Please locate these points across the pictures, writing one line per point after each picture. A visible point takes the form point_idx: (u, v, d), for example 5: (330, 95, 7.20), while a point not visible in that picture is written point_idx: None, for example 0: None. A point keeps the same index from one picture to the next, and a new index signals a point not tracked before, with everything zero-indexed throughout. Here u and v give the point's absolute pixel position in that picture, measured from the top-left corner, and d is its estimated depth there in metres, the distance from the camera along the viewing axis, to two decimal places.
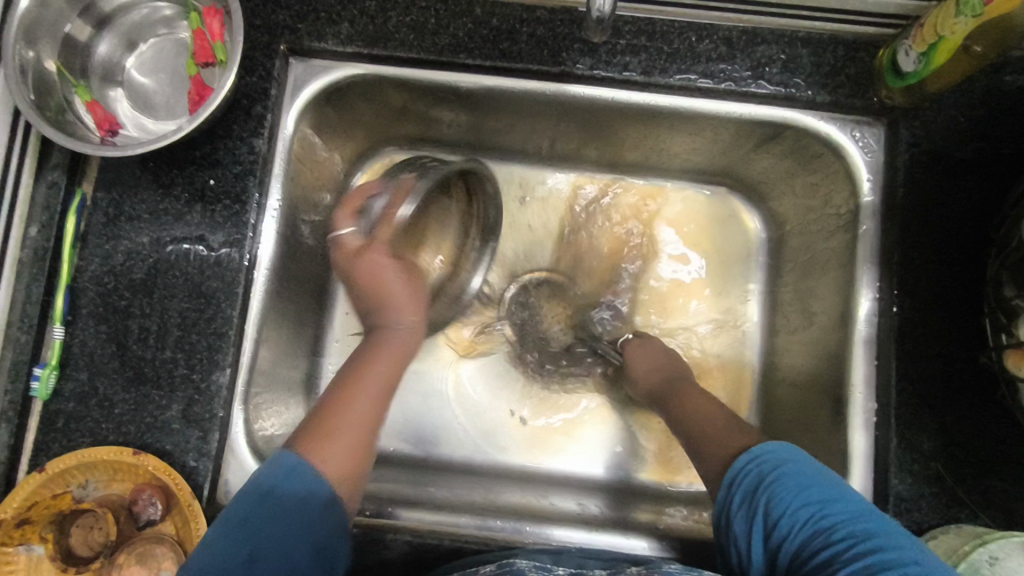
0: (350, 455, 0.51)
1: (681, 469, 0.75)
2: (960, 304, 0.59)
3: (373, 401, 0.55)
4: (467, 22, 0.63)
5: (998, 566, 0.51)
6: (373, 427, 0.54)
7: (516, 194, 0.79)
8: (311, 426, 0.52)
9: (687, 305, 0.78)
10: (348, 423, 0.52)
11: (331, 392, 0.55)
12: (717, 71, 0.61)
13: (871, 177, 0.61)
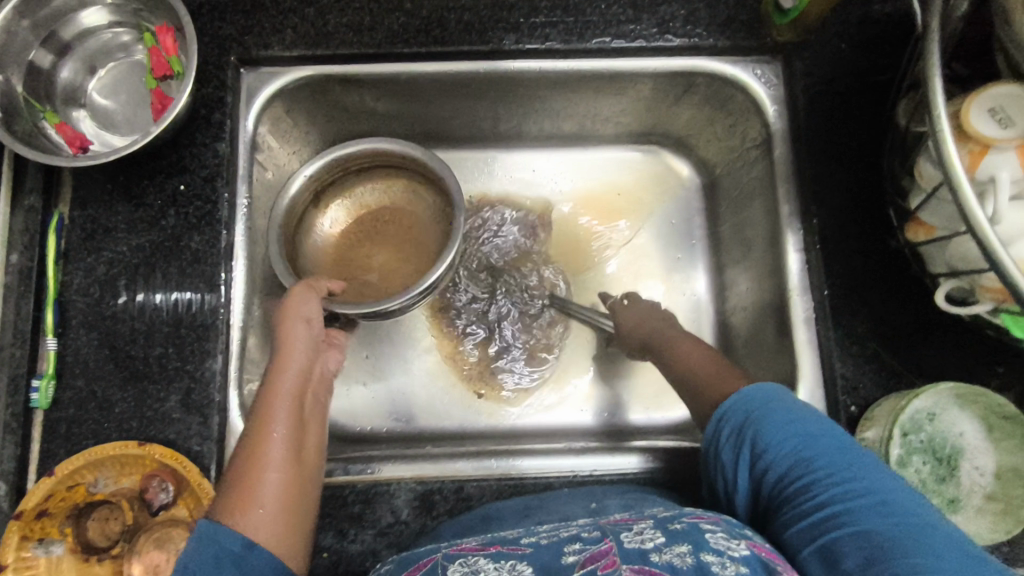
0: (279, 509, 0.46)
1: (660, 398, 0.77)
2: (869, 203, 0.62)
3: (288, 445, 0.49)
4: (401, 15, 0.65)
5: (937, 421, 0.56)
6: (297, 469, 0.49)
7: (472, 178, 0.83)
8: (226, 498, 0.46)
9: (641, 256, 0.82)
10: (267, 479, 0.47)
11: (239, 454, 0.49)
12: (629, 32, 0.65)
13: (775, 105, 0.65)
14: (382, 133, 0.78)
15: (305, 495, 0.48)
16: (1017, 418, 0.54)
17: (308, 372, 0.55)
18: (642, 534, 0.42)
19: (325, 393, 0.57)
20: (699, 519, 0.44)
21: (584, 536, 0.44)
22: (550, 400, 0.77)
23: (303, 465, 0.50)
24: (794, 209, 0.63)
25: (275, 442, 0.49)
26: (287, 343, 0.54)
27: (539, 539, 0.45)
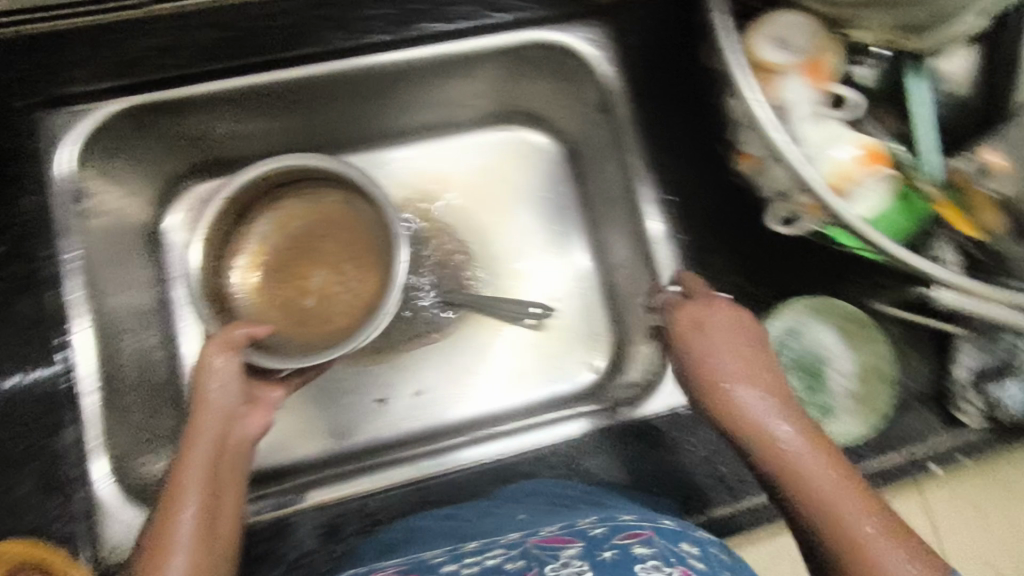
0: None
1: (566, 369, 0.77)
2: (706, 143, 0.65)
3: (197, 525, 0.44)
4: (211, 28, 0.60)
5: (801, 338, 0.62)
6: (209, 550, 0.43)
7: None
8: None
9: (523, 233, 0.81)
10: (171, 562, 0.41)
11: (145, 536, 0.44)
12: (454, 14, 0.63)
13: (607, 65, 0.66)
14: (229, 155, 0.73)
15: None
16: (860, 318, 0.62)
17: (220, 444, 0.50)
18: (567, 564, 0.41)
19: (243, 464, 0.52)
20: (629, 542, 0.43)
21: (506, 568, 0.43)
22: (455, 394, 0.76)
23: (216, 545, 0.44)
24: (643, 162, 0.65)
25: (183, 522, 0.43)
26: (200, 408, 0.51)
27: (460, 565, 0.45)
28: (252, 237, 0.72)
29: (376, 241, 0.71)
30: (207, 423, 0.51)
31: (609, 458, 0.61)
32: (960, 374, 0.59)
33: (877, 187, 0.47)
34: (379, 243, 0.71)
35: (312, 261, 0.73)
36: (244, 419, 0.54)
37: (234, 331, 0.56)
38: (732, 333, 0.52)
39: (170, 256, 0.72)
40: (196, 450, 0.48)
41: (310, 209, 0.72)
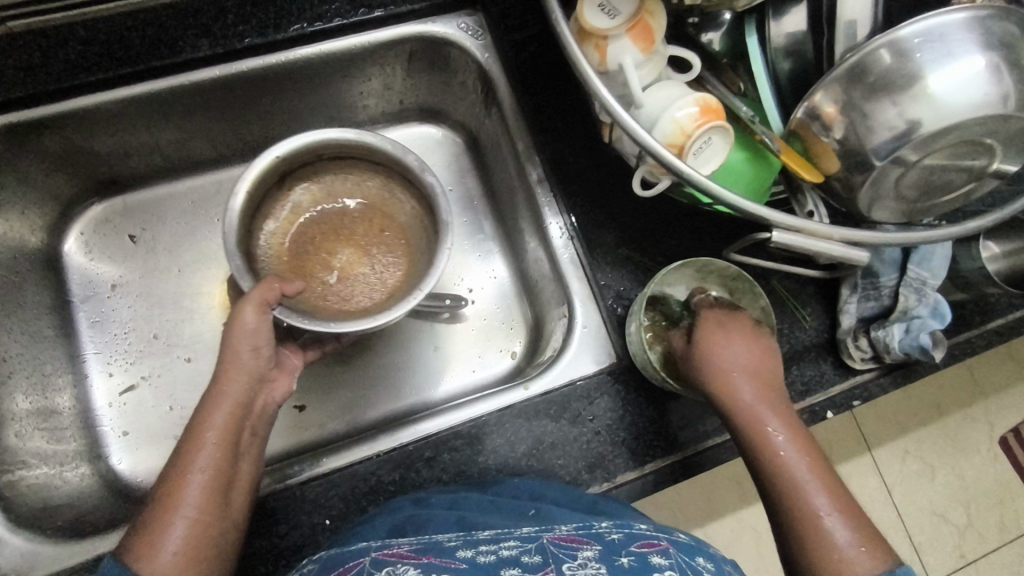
0: (188, 542, 0.45)
1: (484, 354, 0.77)
2: (583, 121, 0.67)
3: (207, 476, 0.48)
4: (74, 44, 0.61)
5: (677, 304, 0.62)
6: (220, 496, 0.48)
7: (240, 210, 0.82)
8: (136, 531, 0.45)
9: None
10: (180, 513, 0.46)
11: (162, 479, 0.48)
12: (325, 12, 0.65)
13: (484, 53, 0.67)
14: (123, 175, 0.76)
15: (219, 528, 0.47)
16: (740, 276, 0.59)
17: (241, 401, 0.54)
18: (585, 565, 0.41)
19: (263, 425, 0.57)
20: (646, 551, 0.44)
21: (523, 561, 0.42)
22: (372, 393, 0.76)
23: (223, 495, 0.48)
24: (528, 144, 0.67)
25: (196, 471, 0.48)
26: (230, 365, 0.54)
27: (475, 553, 0.44)
28: (288, 202, 0.70)
29: (417, 228, 0.71)
30: (231, 379, 0.54)
31: (511, 438, 0.60)
32: (846, 321, 0.61)
33: (717, 142, 0.47)
34: (417, 235, 0.72)
35: (341, 240, 0.73)
36: (270, 385, 0.59)
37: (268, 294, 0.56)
38: (753, 356, 0.53)
39: (70, 280, 0.77)
40: (219, 406, 0.52)
41: (355, 188, 0.72)
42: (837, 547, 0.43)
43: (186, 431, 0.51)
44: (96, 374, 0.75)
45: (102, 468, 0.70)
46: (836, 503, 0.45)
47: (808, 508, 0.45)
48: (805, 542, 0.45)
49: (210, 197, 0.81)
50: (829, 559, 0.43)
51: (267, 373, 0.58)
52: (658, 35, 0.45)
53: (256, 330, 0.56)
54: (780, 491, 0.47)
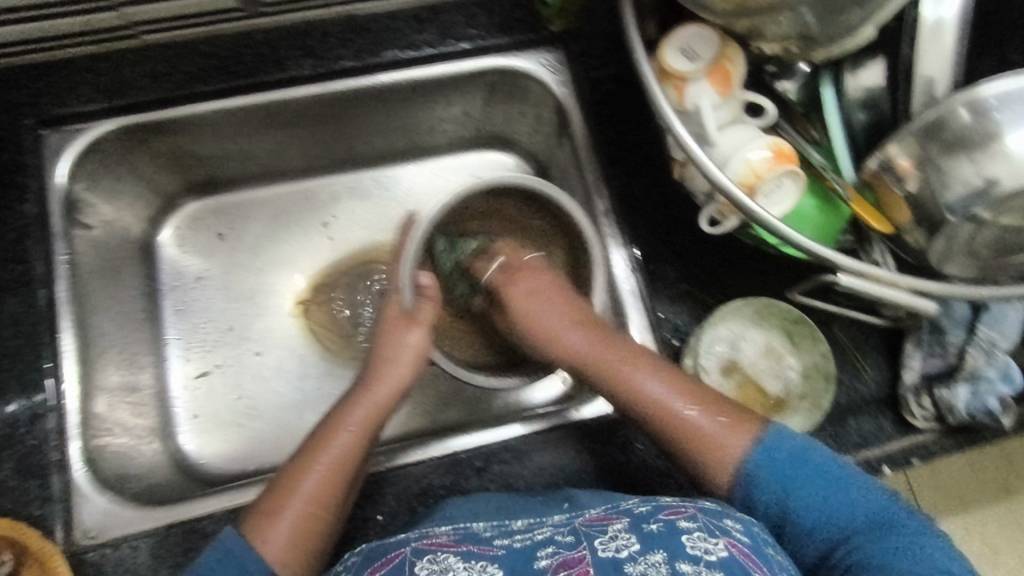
0: (296, 527, 0.52)
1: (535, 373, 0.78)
2: (654, 157, 0.69)
3: (328, 469, 0.56)
4: (195, 57, 0.67)
5: (735, 344, 0.61)
6: (327, 494, 0.55)
7: (318, 220, 0.86)
8: (259, 505, 0.54)
9: None
10: (289, 507, 0.53)
11: (293, 461, 0.57)
12: (416, 42, 0.70)
13: (562, 88, 0.71)
14: (218, 176, 0.82)
15: (326, 519, 0.54)
16: (802, 319, 0.62)
17: (376, 410, 0.62)
18: (616, 539, 0.46)
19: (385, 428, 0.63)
20: (675, 518, 0.48)
21: (558, 540, 0.48)
22: (426, 407, 0.77)
23: (336, 489, 0.55)
24: (597, 176, 0.69)
25: (323, 459, 0.56)
26: (379, 376, 0.64)
27: (511, 541, 0.48)
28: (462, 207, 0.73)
29: None
30: (376, 390, 0.63)
31: (557, 456, 0.62)
32: (909, 376, 0.60)
33: (789, 186, 0.48)
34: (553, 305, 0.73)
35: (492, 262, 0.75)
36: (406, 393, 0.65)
37: (422, 313, 0.68)
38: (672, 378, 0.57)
39: (161, 269, 0.82)
40: (357, 408, 0.61)
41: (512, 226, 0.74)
42: (731, 449, 0.52)
43: (316, 431, 0.60)
44: (175, 359, 0.80)
45: (172, 446, 0.76)
46: (730, 426, 0.53)
47: (682, 428, 0.54)
48: (688, 454, 0.53)
49: (293, 205, 0.86)
50: (710, 452, 0.52)
51: (399, 389, 0.64)
52: (737, 79, 0.47)
53: (406, 351, 0.66)
54: (659, 424, 0.55)
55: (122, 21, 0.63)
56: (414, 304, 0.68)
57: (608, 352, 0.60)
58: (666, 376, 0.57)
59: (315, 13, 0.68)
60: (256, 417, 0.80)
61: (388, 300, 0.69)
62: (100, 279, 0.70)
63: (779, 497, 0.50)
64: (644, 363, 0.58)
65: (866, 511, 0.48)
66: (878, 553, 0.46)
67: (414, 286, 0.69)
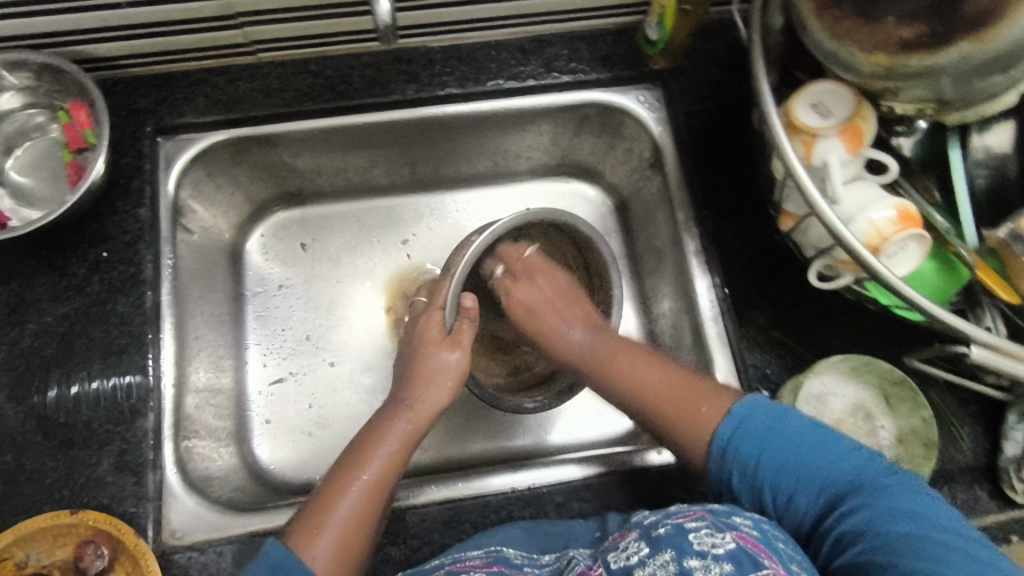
0: (336, 543, 0.52)
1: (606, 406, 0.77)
2: (750, 202, 0.68)
3: (368, 488, 0.56)
4: (306, 76, 0.70)
5: (829, 399, 0.60)
6: (370, 508, 0.55)
7: (395, 240, 0.86)
8: (301, 519, 0.54)
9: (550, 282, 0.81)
10: (333, 521, 0.53)
11: (333, 476, 0.57)
12: (519, 73, 0.71)
13: (660, 125, 0.71)
14: (306, 189, 0.83)
15: (365, 536, 0.54)
16: (905, 381, 0.60)
17: (413, 431, 0.62)
18: (630, 550, 0.46)
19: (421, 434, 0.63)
20: (681, 520, 0.47)
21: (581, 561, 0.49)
22: (496, 431, 0.76)
23: (375, 508, 0.55)
24: (689, 215, 0.69)
25: (365, 475, 0.57)
26: (418, 397, 0.64)
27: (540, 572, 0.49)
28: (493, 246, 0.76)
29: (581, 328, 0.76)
30: (414, 410, 0.63)
31: (636, 496, 0.61)
32: (1011, 449, 0.59)
33: (912, 248, 0.48)
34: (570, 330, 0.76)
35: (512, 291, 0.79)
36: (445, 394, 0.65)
37: (463, 335, 0.67)
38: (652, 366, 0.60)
39: (246, 275, 0.83)
40: (395, 427, 0.61)
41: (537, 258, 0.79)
42: (700, 408, 0.54)
43: (351, 448, 0.60)
44: (253, 365, 0.80)
45: (246, 455, 0.75)
46: (692, 391, 0.55)
47: (655, 397, 0.57)
48: (667, 425, 0.56)
49: (376, 219, 0.86)
50: (689, 421, 0.54)
51: (437, 397, 0.64)
52: (868, 138, 0.47)
53: (444, 372, 0.65)
54: (635, 398, 0.59)
55: (244, 39, 0.67)
56: (454, 325, 0.68)
57: (603, 347, 0.64)
58: (632, 356, 0.61)
59: (422, 40, 0.71)
60: (327, 430, 0.78)
61: (429, 318, 0.67)
62: (198, 281, 0.72)
63: (751, 460, 0.51)
64: (628, 349, 0.62)
65: (846, 467, 0.49)
66: (862, 512, 0.46)
67: (455, 305, 0.68)
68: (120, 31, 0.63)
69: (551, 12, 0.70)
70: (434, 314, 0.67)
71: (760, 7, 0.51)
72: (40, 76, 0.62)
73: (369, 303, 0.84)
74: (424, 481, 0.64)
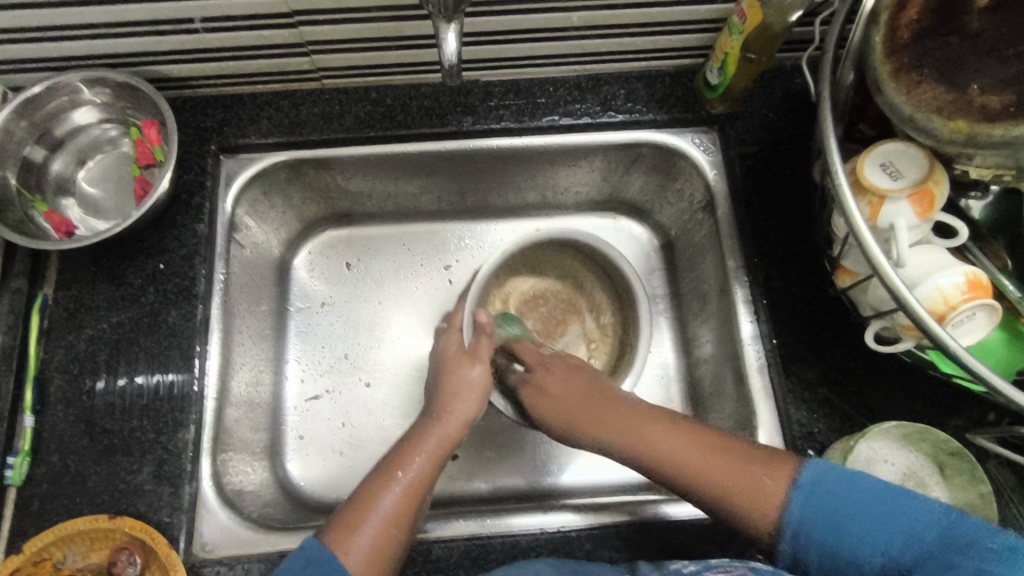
0: (374, 543, 0.52)
1: None
2: (803, 253, 0.66)
3: (404, 492, 0.56)
4: (366, 104, 0.72)
5: (877, 464, 0.57)
6: (405, 513, 0.55)
7: (438, 264, 0.85)
8: (337, 519, 0.53)
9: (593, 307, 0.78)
10: (367, 523, 0.53)
11: (368, 480, 0.57)
12: (575, 110, 0.71)
13: (714, 170, 0.70)
14: (356, 210, 0.83)
15: (401, 539, 0.53)
16: (962, 453, 0.56)
17: (446, 441, 0.62)
18: None
19: (454, 443, 0.62)
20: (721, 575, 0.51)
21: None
22: (522, 466, 0.75)
23: (412, 512, 0.55)
24: (739, 263, 0.67)
25: (399, 481, 0.56)
26: (447, 410, 0.63)
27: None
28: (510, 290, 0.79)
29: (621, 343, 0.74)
30: (445, 419, 0.63)
31: (667, 548, 0.59)
32: None
33: (980, 317, 0.46)
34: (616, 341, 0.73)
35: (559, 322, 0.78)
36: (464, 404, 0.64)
37: (481, 349, 0.67)
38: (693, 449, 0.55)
39: (292, 291, 0.82)
40: (428, 438, 0.61)
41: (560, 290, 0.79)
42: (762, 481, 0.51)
43: (386, 456, 0.60)
44: (291, 382, 0.79)
45: (279, 471, 0.74)
46: (747, 467, 0.52)
47: (713, 477, 0.53)
48: (739, 512, 0.51)
49: (421, 244, 0.85)
50: (756, 500, 0.51)
51: (464, 416, 0.63)
52: (939, 203, 0.46)
53: (470, 387, 0.65)
54: (673, 473, 0.55)
55: (311, 67, 0.69)
56: (472, 341, 0.68)
57: (613, 419, 0.61)
58: (673, 435, 0.57)
59: (480, 73, 0.72)
60: (358, 451, 0.76)
61: (447, 337, 0.69)
62: (248, 293, 0.74)
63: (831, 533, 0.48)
64: (656, 424, 0.58)
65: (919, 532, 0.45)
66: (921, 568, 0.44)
67: (472, 322, 0.69)
68: (195, 55, 0.66)
69: (611, 53, 0.70)
70: (454, 335, 0.69)
71: (828, 62, 0.50)
72: (117, 93, 0.65)
73: (410, 327, 0.82)
74: (452, 515, 0.63)
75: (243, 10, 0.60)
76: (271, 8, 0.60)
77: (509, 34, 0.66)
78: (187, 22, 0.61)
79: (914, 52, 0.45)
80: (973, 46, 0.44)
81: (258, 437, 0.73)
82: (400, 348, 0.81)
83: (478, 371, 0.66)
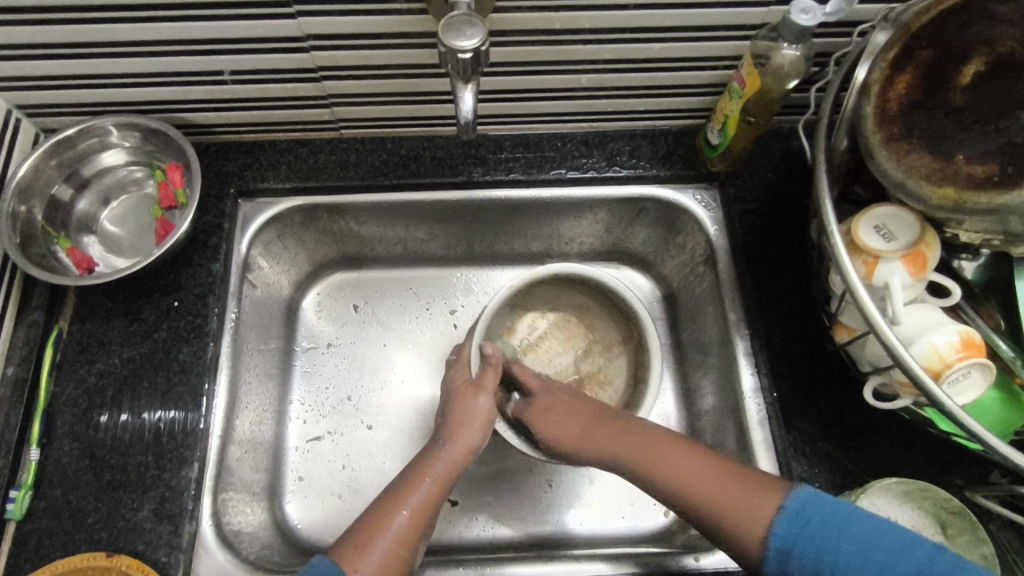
0: (382, 563, 0.53)
1: (641, 501, 0.75)
2: (800, 308, 0.68)
3: (414, 514, 0.57)
4: (382, 154, 0.75)
5: None
6: (411, 542, 0.56)
7: (444, 308, 0.86)
8: (349, 539, 0.54)
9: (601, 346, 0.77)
10: (374, 548, 0.53)
11: (381, 498, 0.58)
12: (582, 165, 0.75)
13: (715, 225, 0.73)
14: (366, 254, 0.85)
15: (407, 561, 0.55)
16: (964, 512, 0.56)
17: (454, 466, 0.62)
18: None
19: (459, 475, 0.63)
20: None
21: None
22: (523, 515, 0.74)
23: (417, 538, 0.56)
24: (740, 316, 0.69)
25: (408, 503, 0.57)
26: (454, 437, 0.64)
27: None
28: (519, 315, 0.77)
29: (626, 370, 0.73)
30: (452, 446, 0.63)
31: None
32: None
33: (975, 377, 0.47)
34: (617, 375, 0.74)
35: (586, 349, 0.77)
36: (466, 431, 0.64)
37: (487, 380, 0.67)
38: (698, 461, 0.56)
39: (299, 331, 0.84)
40: (433, 464, 0.61)
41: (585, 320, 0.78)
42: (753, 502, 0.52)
43: (394, 480, 0.60)
44: (293, 423, 0.79)
45: (277, 512, 0.74)
46: (746, 486, 0.53)
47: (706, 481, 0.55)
48: (720, 519, 0.52)
49: (427, 288, 0.87)
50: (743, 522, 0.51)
51: (468, 448, 0.63)
52: (931, 264, 0.48)
53: (476, 415, 0.65)
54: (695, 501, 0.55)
55: (330, 118, 0.73)
56: (480, 371, 0.68)
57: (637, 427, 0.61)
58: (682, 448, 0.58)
59: (491, 128, 0.75)
60: (357, 493, 0.76)
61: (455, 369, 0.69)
62: (256, 326, 0.74)
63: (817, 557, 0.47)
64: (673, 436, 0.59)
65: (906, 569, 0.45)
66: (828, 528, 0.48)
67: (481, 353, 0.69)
68: (222, 104, 0.69)
69: (617, 113, 0.74)
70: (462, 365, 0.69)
71: (823, 127, 0.53)
72: (145, 137, 0.68)
73: (414, 370, 0.83)
74: (452, 562, 0.63)
75: (271, 64, 0.64)
76: (297, 63, 0.64)
77: (521, 93, 0.70)
78: (216, 74, 0.65)
79: (903, 123, 0.47)
80: (956, 119, 0.46)
81: (259, 477, 0.73)
82: (405, 391, 0.82)
83: (480, 403, 0.66)
